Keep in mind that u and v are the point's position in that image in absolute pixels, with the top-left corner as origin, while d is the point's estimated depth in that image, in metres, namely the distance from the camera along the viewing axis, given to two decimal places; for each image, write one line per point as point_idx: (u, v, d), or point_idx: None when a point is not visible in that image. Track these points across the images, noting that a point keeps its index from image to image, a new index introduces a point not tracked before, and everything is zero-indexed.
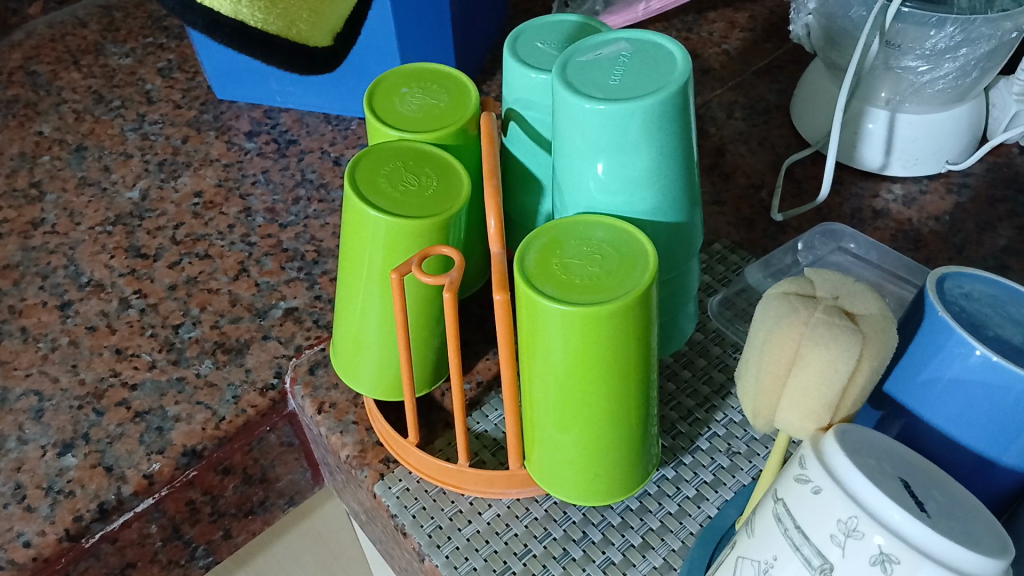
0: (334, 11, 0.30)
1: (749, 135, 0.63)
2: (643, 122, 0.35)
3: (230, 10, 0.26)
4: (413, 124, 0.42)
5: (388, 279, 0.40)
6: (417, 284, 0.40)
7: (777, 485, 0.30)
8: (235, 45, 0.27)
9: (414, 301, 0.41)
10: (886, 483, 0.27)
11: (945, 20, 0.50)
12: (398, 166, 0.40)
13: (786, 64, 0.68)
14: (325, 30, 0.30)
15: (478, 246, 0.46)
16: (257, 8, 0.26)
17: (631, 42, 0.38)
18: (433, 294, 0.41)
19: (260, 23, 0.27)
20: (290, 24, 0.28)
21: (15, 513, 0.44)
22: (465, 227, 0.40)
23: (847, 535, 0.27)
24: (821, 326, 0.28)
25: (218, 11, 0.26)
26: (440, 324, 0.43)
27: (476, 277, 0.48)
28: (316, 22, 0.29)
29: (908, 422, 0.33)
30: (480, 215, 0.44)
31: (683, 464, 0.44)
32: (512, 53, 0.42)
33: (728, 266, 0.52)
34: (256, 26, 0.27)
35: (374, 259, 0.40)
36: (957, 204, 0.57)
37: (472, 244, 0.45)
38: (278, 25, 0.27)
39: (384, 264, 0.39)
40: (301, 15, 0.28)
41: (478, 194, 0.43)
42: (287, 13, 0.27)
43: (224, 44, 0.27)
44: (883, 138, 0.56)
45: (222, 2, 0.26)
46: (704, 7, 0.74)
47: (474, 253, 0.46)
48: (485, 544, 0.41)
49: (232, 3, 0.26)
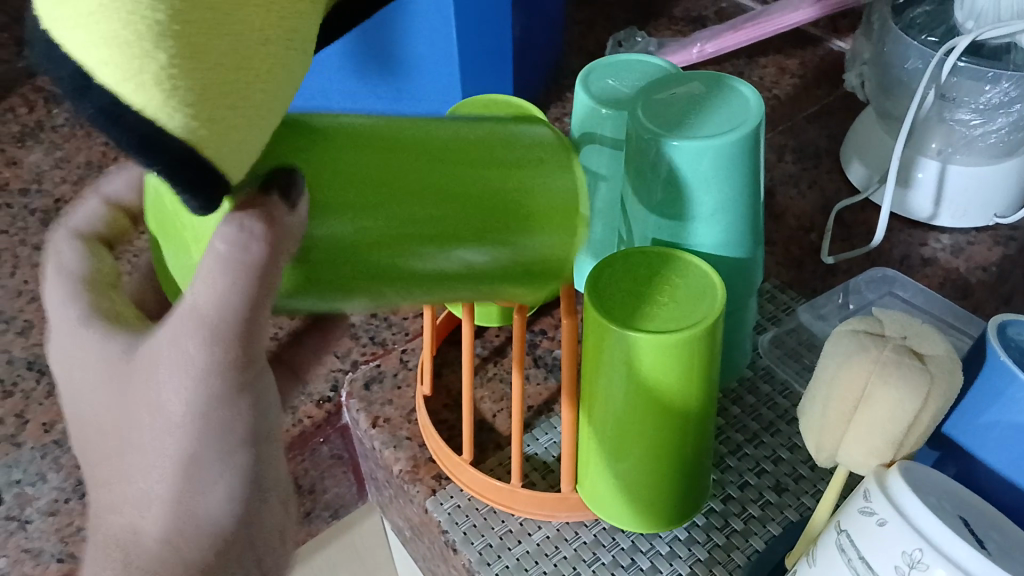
0: (248, 140, 0.22)
1: (799, 178, 0.64)
2: (717, 161, 0.36)
3: (156, 109, 0.20)
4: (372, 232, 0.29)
5: (346, 277, 0.29)
6: (389, 257, 0.29)
7: (839, 515, 0.31)
8: (144, 159, 0.20)
9: (431, 283, 0.31)
10: (950, 520, 0.28)
11: (1001, 76, 0.51)
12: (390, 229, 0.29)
13: (836, 111, 0.69)
14: (241, 165, 0.23)
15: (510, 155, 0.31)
16: (191, 110, 0.20)
17: (704, 84, 0.40)
18: (427, 257, 0.30)
19: (190, 135, 0.20)
20: (221, 147, 0.22)
21: (77, 508, 0.46)
22: (356, 170, 0.29)
23: (911, 567, 0.27)
24: (892, 366, 0.30)
25: (133, 105, 0.20)
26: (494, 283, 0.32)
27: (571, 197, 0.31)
28: (243, 157, 0.23)
29: (966, 463, 0.34)
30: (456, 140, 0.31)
31: (731, 498, 0.44)
32: (583, 86, 0.44)
33: (778, 306, 0.53)
34: (178, 136, 0.20)
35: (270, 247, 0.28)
36: (1005, 255, 0.57)
37: (497, 169, 0.31)
38: (209, 146, 0.21)
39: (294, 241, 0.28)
40: (235, 143, 0.22)
41: (400, 137, 0.30)
42: (223, 132, 0.21)
43: (124, 149, 0.20)
44: (933, 186, 0.57)
45: (145, 96, 0.20)
46: (755, 53, 0.76)
47: (520, 176, 0.31)
48: (534, 565, 0.42)
49: (163, 93, 0.20)
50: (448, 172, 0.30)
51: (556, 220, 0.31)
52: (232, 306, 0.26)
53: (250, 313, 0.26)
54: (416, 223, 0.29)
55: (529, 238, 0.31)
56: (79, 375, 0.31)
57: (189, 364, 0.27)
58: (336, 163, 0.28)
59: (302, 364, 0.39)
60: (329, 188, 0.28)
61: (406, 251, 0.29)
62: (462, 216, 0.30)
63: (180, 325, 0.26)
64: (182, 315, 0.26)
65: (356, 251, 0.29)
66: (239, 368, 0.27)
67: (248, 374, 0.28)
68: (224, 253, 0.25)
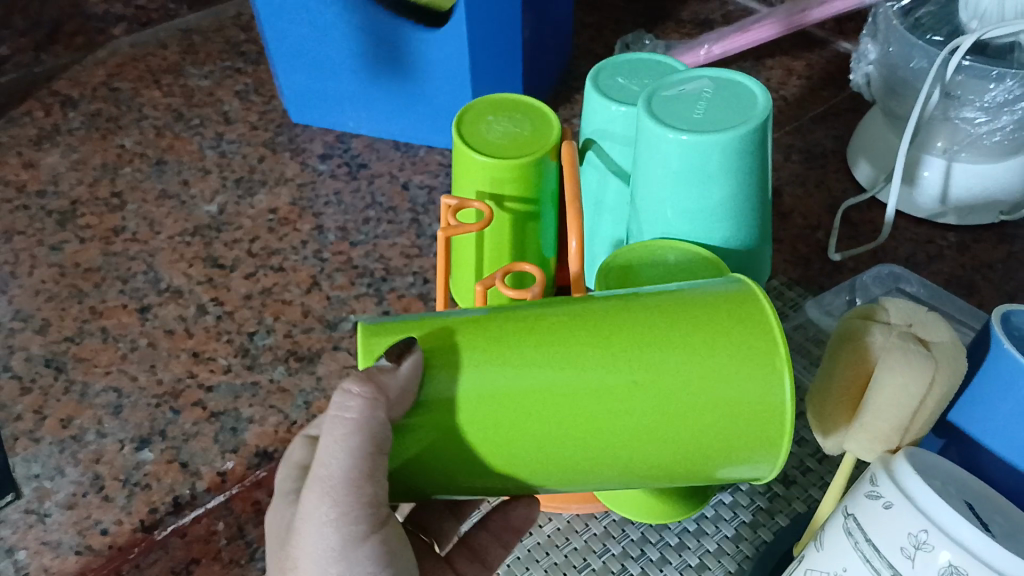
0: None
1: (805, 178, 0.64)
2: (725, 154, 0.37)
3: None
4: (481, 434, 0.30)
5: (521, 466, 0.31)
6: (555, 450, 0.31)
7: (846, 501, 0.31)
8: None
9: (612, 472, 0.32)
10: (953, 502, 0.28)
11: (1005, 74, 0.51)
12: (504, 434, 0.30)
13: (842, 112, 0.70)
14: None
15: (684, 339, 0.31)
16: None
17: (713, 80, 0.40)
18: (598, 450, 0.31)
19: None
20: None
21: (94, 502, 0.47)
22: (511, 371, 0.30)
23: (917, 547, 0.28)
24: (897, 353, 0.30)
25: None
26: (685, 469, 0.32)
27: (761, 385, 0.30)
28: None
29: (971, 450, 0.34)
30: (618, 327, 0.31)
31: (739, 490, 0.45)
32: (594, 85, 0.45)
33: (785, 302, 0.54)
34: None
35: (462, 444, 0.31)
36: (1010, 253, 0.58)
37: (658, 357, 0.31)
38: None
39: (471, 440, 0.31)
40: None
41: (558, 326, 0.31)
42: None
43: None
44: (938, 185, 0.58)
45: None
46: (762, 55, 0.77)
47: (693, 363, 0.30)
48: (545, 556, 0.42)
49: None
50: (607, 368, 0.30)
51: (744, 411, 0.30)
52: (350, 467, 0.30)
53: (374, 470, 0.30)
54: (577, 419, 0.30)
55: (712, 427, 0.31)
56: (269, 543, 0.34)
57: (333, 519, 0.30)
58: (494, 366, 0.30)
59: (486, 553, 0.41)
60: (490, 392, 0.30)
61: (572, 446, 0.31)
62: (627, 410, 0.30)
63: (309, 489, 0.31)
64: (320, 472, 0.30)
65: (522, 446, 0.31)
66: (360, 527, 0.31)
67: (377, 516, 0.31)
68: (349, 416, 0.30)
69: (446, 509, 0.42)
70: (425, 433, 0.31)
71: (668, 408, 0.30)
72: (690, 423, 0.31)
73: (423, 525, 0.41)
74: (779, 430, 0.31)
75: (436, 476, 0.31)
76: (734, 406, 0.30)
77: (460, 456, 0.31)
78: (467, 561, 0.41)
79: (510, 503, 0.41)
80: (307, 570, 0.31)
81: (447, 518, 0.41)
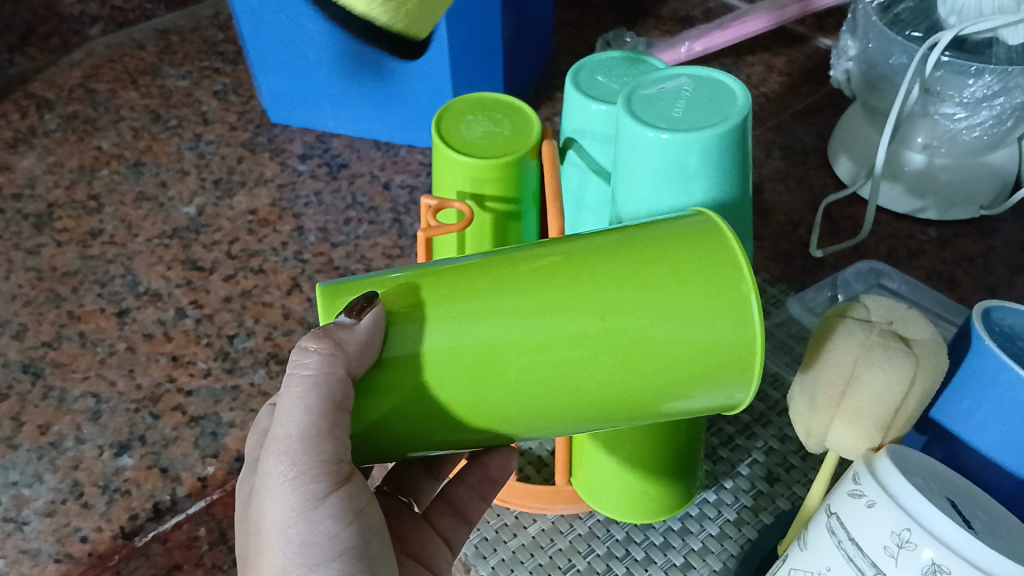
0: None
1: (786, 174, 0.65)
2: (704, 153, 0.37)
3: None
4: (448, 384, 0.30)
5: (495, 418, 0.31)
6: (526, 399, 0.30)
7: (829, 500, 0.31)
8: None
9: (585, 417, 0.31)
10: (935, 500, 0.28)
11: (983, 70, 0.51)
12: (470, 381, 0.30)
13: (823, 108, 0.70)
14: None
15: (648, 279, 0.30)
16: None
17: (692, 78, 0.40)
18: (569, 397, 0.30)
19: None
20: None
21: (73, 509, 0.46)
22: (476, 325, 0.30)
23: (900, 546, 0.28)
24: (878, 349, 0.31)
25: None
26: (659, 410, 0.31)
27: (726, 324, 0.29)
28: None
29: (953, 447, 0.34)
30: (584, 271, 0.30)
31: (724, 489, 0.45)
32: (573, 84, 0.44)
33: (767, 300, 0.54)
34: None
35: (433, 400, 0.30)
36: (989, 247, 0.58)
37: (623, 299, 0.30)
38: None
39: (441, 395, 0.30)
40: None
41: (522, 273, 0.30)
42: None
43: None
44: (918, 180, 0.58)
45: None
46: (742, 52, 0.77)
47: (659, 304, 0.29)
48: (530, 558, 0.42)
49: None
50: (572, 316, 0.29)
51: (709, 350, 0.30)
52: (307, 427, 0.31)
53: (330, 431, 0.31)
54: (547, 370, 0.30)
55: (680, 367, 0.30)
56: (245, 479, 0.37)
57: (292, 476, 0.32)
58: (456, 318, 0.30)
59: (465, 506, 0.43)
60: (454, 344, 0.30)
61: (543, 397, 0.30)
62: (596, 358, 0.30)
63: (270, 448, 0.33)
64: (279, 433, 0.32)
65: (491, 397, 0.30)
66: (321, 488, 0.33)
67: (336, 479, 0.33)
68: (306, 373, 0.31)
69: (422, 467, 0.44)
70: (392, 397, 0.30)
71: (636, 352, 0.30)
72: (657, 365, 0.30)
73: (401, 485, 0.44)
74: (748, 368, 0.30)
75: (408, 436, 0.31)
76: (698, 348, 0.30)
77: (430, 420, 0.31)
78: (446, 515, 0.43)
79: (485, 455, 0.43)
80: (272, 519, 0.34)
81: (424, 476, 0.44)
